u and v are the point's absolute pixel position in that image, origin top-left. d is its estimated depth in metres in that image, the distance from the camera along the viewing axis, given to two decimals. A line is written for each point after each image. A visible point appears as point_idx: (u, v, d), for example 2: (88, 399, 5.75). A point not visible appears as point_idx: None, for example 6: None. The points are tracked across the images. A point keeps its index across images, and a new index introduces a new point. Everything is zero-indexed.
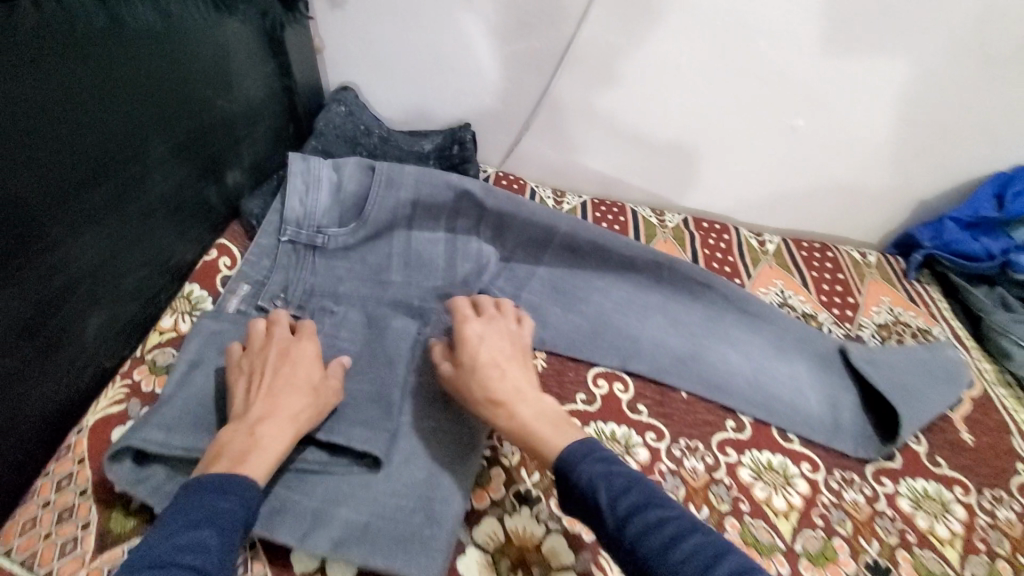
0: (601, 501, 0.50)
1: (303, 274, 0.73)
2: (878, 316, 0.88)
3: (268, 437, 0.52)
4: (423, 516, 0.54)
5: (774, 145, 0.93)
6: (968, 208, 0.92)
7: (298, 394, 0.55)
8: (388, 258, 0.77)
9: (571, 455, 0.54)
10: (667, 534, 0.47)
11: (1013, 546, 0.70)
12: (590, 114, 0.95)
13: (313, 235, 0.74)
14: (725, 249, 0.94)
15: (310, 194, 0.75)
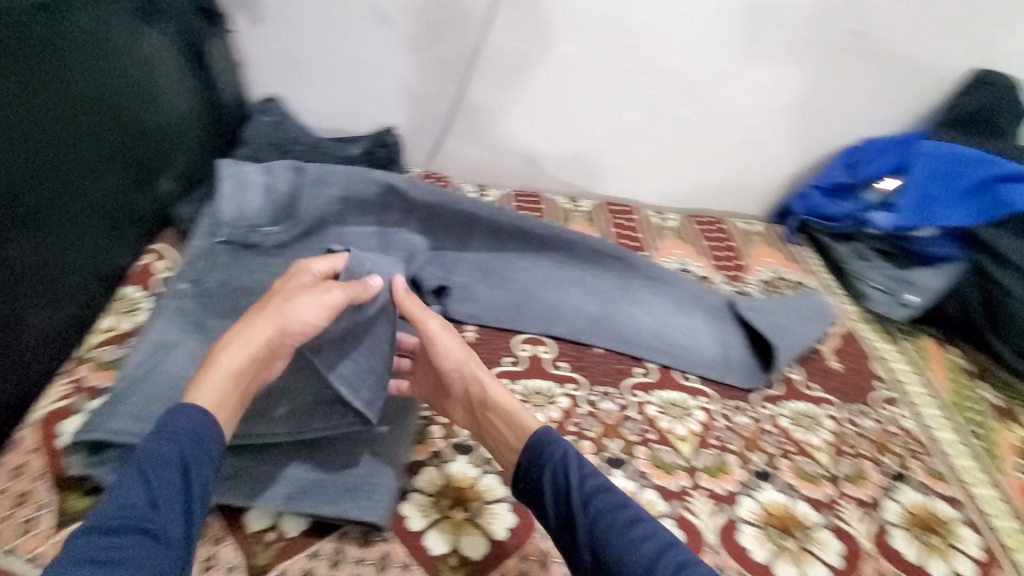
0: (572, 479, 0.60)
1: (238, 270, 0.81)
2: (763, 274, 1.04)
3: (215, 385, 0.58)
4: (365, 468, 0.64)
5: (662, 130, 1.11)
6: (825, 178, 1.09)
7: (252, 353, 0.60)
8: (322, 252, 0.86)
9: (541, 436, 0.63)
10: (625, 517, 0.57)
11: (875, 447, 0.76)
12: (501, 114, 1.10)
13: (247, 233, 0.83)
14: (632, 228, 1.10)
15: (242, 195, 0.84)
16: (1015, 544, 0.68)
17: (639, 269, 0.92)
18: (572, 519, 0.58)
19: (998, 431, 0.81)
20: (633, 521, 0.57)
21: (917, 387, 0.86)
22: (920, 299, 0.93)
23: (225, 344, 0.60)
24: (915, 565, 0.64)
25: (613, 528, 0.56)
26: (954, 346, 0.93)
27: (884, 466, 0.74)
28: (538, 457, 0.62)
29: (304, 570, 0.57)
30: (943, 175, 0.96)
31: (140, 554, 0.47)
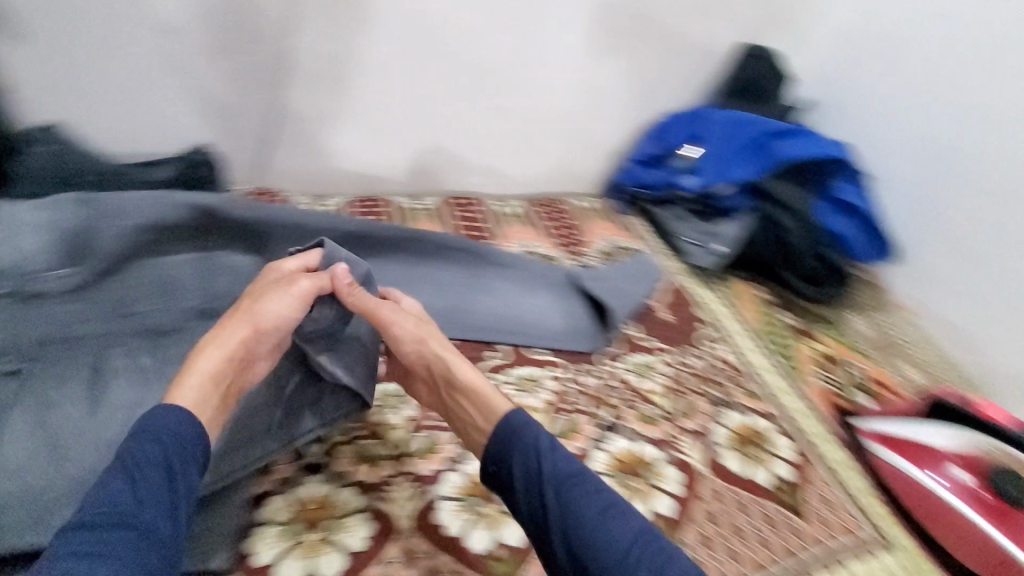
0: (544, 466, 0.59)
1: (19, 325, 0.70)
2: (601, 246, 1.12)
3: (193, 390, 0.58)
4: (199, 514, 0.58)
5: (490, 121, 1.16)
6: (641, 153, 1.22)
7: (227, 356, 0.61)
8: (131, 290, 0.77)
9: (512, 420, 0.62)
10: (598, 505, 0.57)
11: (702, 381, 0.86)
12: (328, 119, 1.07)
13: (25, 281, 0.71)
14: (478, 220, 1.12)
15: (19, 239, 0.72)
16: (818, 440, 0.79)
17: (485, 257, 0.94)
18: (545, 508, 0.57)
19: (798, 349, 0.94)
20: (606, 510, 0.57)
21: (733, 322, 0.98)
22: (727, 248, 1.05)
23: (201, 350, 0.62)
24: (741, 476, 0.73)
25: (586, 514, 0.56)
26: (760, 284, 1.06)
27: (711, 396, 0.84)
28: (513, 443, 0.61)
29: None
30: (729, 136, 1.12)
31: (124, 552, 0.47)
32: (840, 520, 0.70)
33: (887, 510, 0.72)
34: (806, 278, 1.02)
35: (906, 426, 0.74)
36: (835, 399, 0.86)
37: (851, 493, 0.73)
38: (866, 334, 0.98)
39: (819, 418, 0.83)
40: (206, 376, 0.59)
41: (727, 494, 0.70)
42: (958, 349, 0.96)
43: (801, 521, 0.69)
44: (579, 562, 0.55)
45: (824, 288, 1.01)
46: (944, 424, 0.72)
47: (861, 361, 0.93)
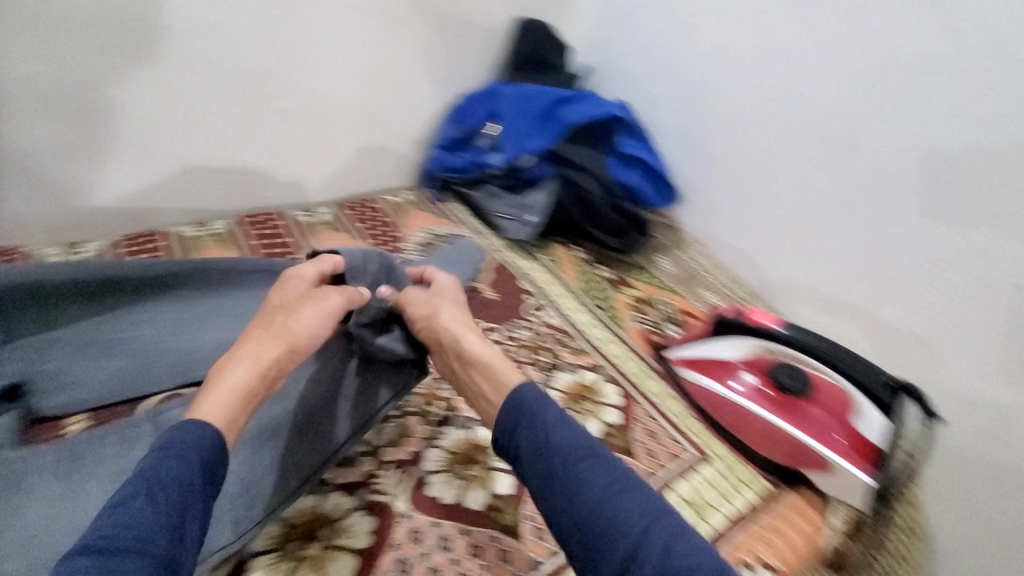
0: (552, 439, 0.55)
1: None
2: (419, 238, 1.08)
3: (255, 359, 0.57)
4: None
5: (276, 129, 1.06)
6: (444, 137, 1.20)
7: (281, 325, 0.61)
8: None
9: (527, 392, 0.59)
10: (609, 481, 0.52)
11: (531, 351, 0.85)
12: (67, 155, 0.88)
13: None
14: (279, 234, 1.03)
15: None
16: (640, 379, 0.84)
17: (286, 274, 0.87)
18: (550, 481, 0.53)
19: (614, 298, 1.00)
20: (616, 487, 0.52)
21: (556, 287, 1.01)
22: (537, 218, 1.07)
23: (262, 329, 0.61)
24: None
25: (593, 489, 0.51)
26: (576, 246, 1.11)
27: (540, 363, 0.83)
28: (523, 414, 0.57)
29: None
30: (521, 109, 1.11)
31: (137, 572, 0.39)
32: (668, 448, 0.73)
33: (703, 426, 0.78)
34: (612, 233, 1.08)
35: (700, 346, 0.79)
36: (651, 337, 0.93)
37: (672, 420, 0.78)
38: (668, 271, 1.08)
39: (639, 358, 0.88)
40: (315, 330, 0.62)
41: None
42: (743, 270, 1.08)
43: (634, 460, 0.69)
44: (584, 540, 0.50)
45: (629, 239, 1.07)
46: (727, 336, 0.77)
47: (669, 297, 1.02)
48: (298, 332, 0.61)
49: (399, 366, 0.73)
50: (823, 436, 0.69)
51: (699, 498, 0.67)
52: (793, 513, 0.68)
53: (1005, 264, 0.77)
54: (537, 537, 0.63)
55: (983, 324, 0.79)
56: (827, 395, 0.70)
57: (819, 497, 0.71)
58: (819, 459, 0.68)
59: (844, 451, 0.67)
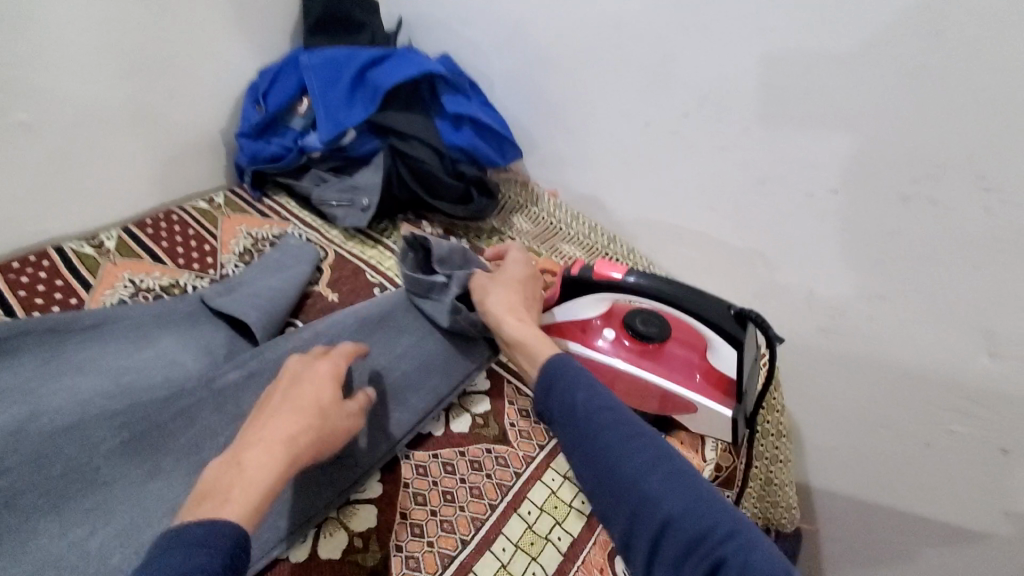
0: (579, 399, 0.53)
1: None
2: (236, 246, 0.93)
3: (284, 450, 0.48)
4: None
5: (17, 148, 0.82)
6: (245, 122, 1.02)
7: (307, 413, 0.51)
8: None
9: (556, 363, 0.56)
10: (630, 432, 0.50)
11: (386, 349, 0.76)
12: None
13: None
14: (48, 276, 0.83)
15: None
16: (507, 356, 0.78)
17: (65, 330, 0.72)
18: (573, 437, 0.52)
19: None
20: (635, 438, 0.49)
21: None
22: (372, 199, 0.96)
23: (279, 408, 0.51)
24: (443, 435, 0.67)
25: (609, 442, 0.49)
26: (424, 221, 1.03)
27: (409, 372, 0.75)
28: (548, 372, 0.56)
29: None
30: (327, 79, 0.96)
31: None
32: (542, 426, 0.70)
33: None
34: (457, 201, 0.98)
35: (557, 311, 0.74)
36: None
37: None
38: (526, 230, 1.03)
39: None
40: (343, 431, 0.53)
41: (431, 463, 0.64)
42: (597, 215, 1.05)
43: (507, 448, 0.67)
44: (602, 489, 0.49)
45: (478, 204, 0.98)
46: (579, 297, 0.72)
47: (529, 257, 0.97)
48: (324, 427, 0.52)
49: (222, 421, 0.65)
50: (684, 376, 0.68)
51: None
52: None
53: (823, 171, 0.78)
54: (407, 569, 0.55)
55: (813, 231, 0.81)
56: (682, 333, 0.70)
57: (694, 437, 0.70)
58: (684, 401, 0.67)
59: (706, 392, 0.66)
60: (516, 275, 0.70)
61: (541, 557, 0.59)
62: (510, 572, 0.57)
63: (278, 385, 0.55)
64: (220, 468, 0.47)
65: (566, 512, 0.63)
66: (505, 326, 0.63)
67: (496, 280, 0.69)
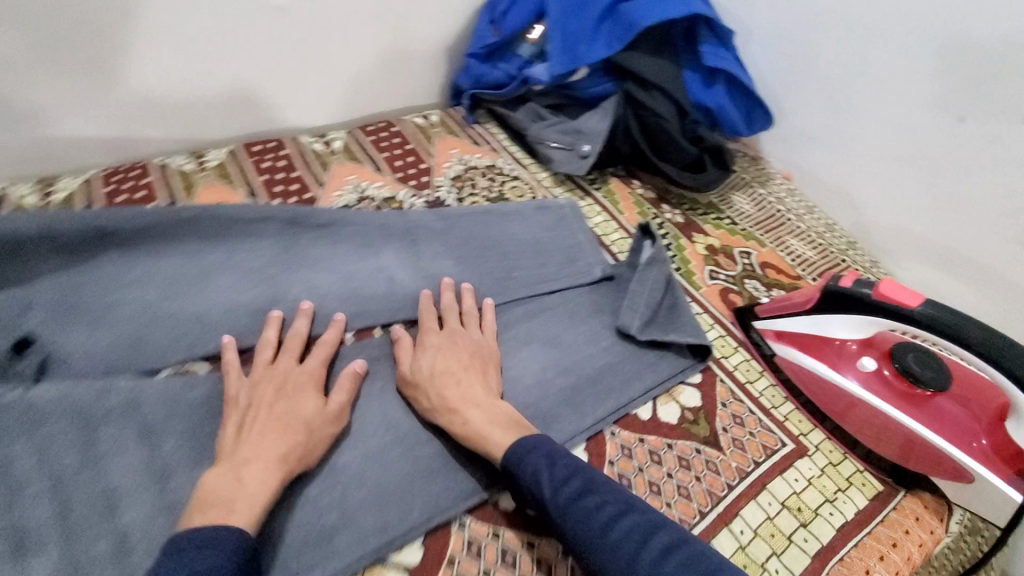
0: (544, 492, 0.51)
1: None
2: (449, 170, 0.92)
3: (479, 376, 0.62)
4: None
5: (274, 35, 0.85)
6: (477, 42, 0.97)
7: (293, 429, 0.55)
8: None
9: (522, 444, 0.55)
10: (605, 515, 0.49)
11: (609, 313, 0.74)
12: (17, 72, 0.70)
13: None
14: (286, 166, 0.87)
15: None
16: (721, 352, 0.72)
17: (302, 223, 0.75)
18: (561, 529, 0.50)
19: (684, 246, 0.85)
20: (614, 520, 0.49)
21: (616, 235, 0.87)
22: (594, 146, 0.90)
23: (457, 347, 0.64)
24: (651, 421, 0.64)
25: (595, 533, 0.49)
26: (636, 180, 0.95)
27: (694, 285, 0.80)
28: (522, 468, 0.53)
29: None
30: (575, 7, 0.88)
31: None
32: (758, 439, 0.64)
33: (797, 411, 0.67)
34: (685, 167, 0.90)
35: (803, 321, 0.66)
36: (731, 297, 0.80)
37: (762, 406, 0.67)
38: (747, 212, 0.92)
39: (718, 323, 0.75)
40: (330, 437, 0.57)
41: (637, 446, 0.62)
42: (841, 212, 0.91)
43: (719, 454, 0.62)
44: None
45: (708, 175, 0.89)
46: (842, 312, 0.63)
47: (750, 245, 0.87)
48: (310, 440, 0.55)
49: None
50: (948, 428, 0.58)
51: (799, 503, 0.59)
52: (909, 519, 0.59)
53: None
54: None
55: None
56: (965, 386, 0.60)
57: (940, 501, 0.60)
58: (940, 453, 0.58)
59: (990, 460, 0.56)
60: (435, 367, 0.62)
61: None
62: None
63: (261, 393, 0.58)
64: (218, 480, 0.50)
65: (786, 545, 0.56)
66: (461, 425, 0.58)
67: (423, 381, 0.61)
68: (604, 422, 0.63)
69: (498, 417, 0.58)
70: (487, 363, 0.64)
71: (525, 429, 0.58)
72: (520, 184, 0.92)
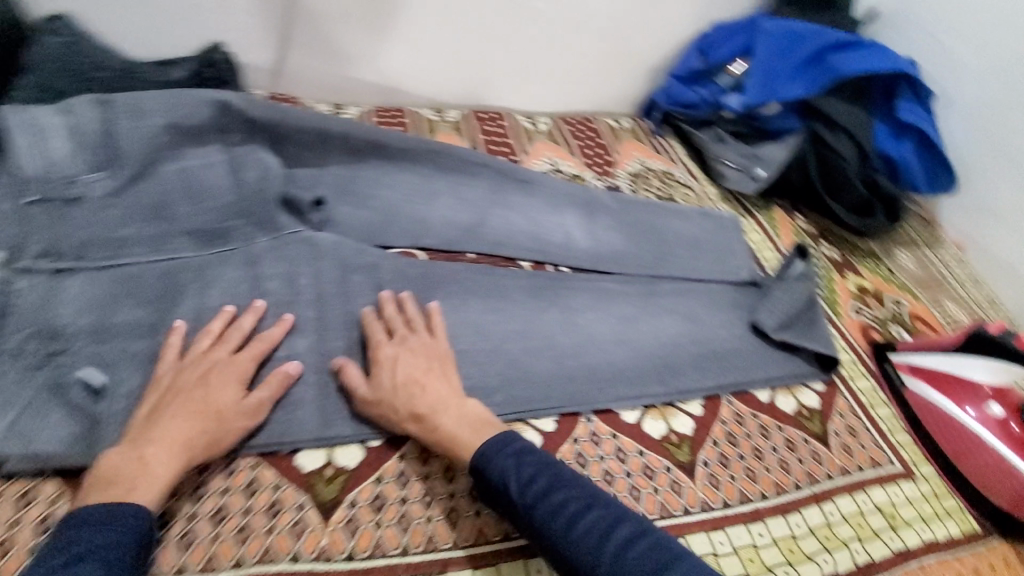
0: (512, 490, 0.57)
1: (68, 229, 0.69)
2: (630, 167, 1.06)
3: (441, 378, 0.65)
4: None
5: (523, 29, 1.07)
6: (683, 67, 1.10)
7: (205, 416, 0.57)
8: (164, 193, 0.73)
9: (488, 446, 0.59)
10: (568, 512, 0.54)
11: (748, 312, 0.82)
12: (350, 20, 0.98)
13: (65, 186, 0.69)
14: (502, 133, 1.07)
15: (43, 143, 0.69)
16: (849, 375, 0.79)
17: (505, 175, 0.89)
18: (528, 522, 0.56)
19: (836, 279, 0.90)
20: (577, 516, 0.54)
21: (770, 253, 0.95)
22: (769, 173, 0.99)
23: (414, 353, 0.65)
24: (767, 404, 0.73)
25: (559, 524, 0.54)
26: (799, 214, 1.02)
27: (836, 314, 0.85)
28: (490, 467, 0.58)
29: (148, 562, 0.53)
30: (782, 49, 0.98)
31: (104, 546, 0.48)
32: (865, 452, 0.72)
33: (911, 443, 0.74)
34: (854, 208, 0.99)
35: (940, 359, 0.76)
36: (870, 333, 0.84)
37: (877, 428, 0.74)
38: (905, 269, 0.97)
39: (852, 351, 0.81)
40: (243, 428, 0.60)
41: (749, 418, 0.71)
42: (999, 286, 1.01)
43: (826, 450, 0.70)
44: None
45: (874, 220, 0.98)
46: (976, 356, 0.73)
47: (902, 296, 0.91)
48: (221, 430, 0.58)
49: (596, 304, 0.78)
50: None
51: (891, 510, 0.68)
52: (998, 560, 0.68)
53: None
54: (710, 482, 0.65)
55: None
56: None
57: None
58: None
59: None
60: (398, 378, 0.63)
61: (800, 565, 0.61)
62: (798, 545, 0.63)
63: (185, 377, 0.60)
64: (121, 458, 0.54)
65: (870, 535, 0.65)
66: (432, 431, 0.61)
67: (387, 394, 0.62)
68: (724, 389, 0.73)
69: (465, 418, 0.62)
70: (450, 366, 0.66)
71: (495, 425, 0.63)
72: (690, 191, 1.02)
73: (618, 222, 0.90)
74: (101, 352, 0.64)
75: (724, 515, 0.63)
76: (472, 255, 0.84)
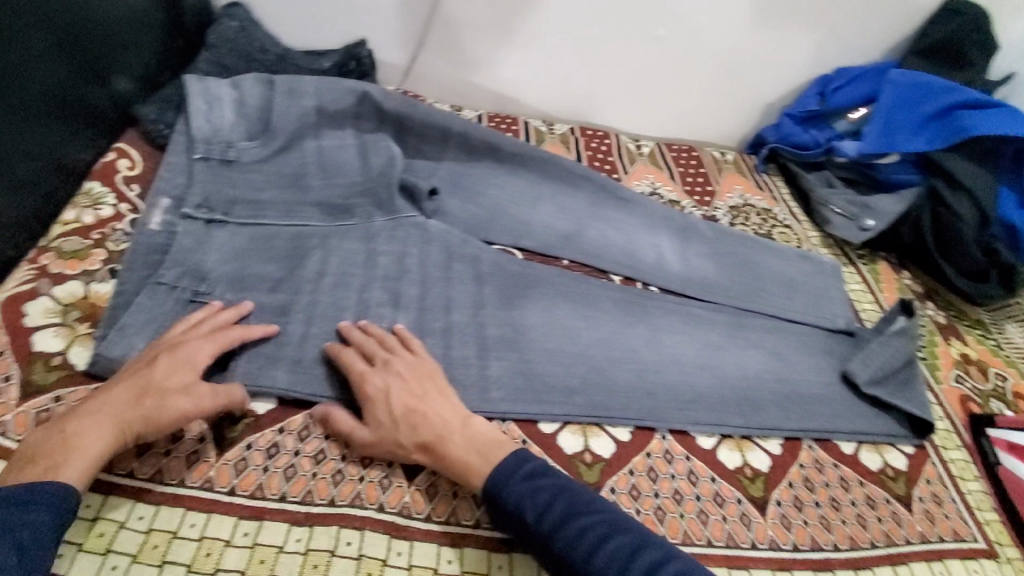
0: (529, 518, 0.56)
1: (221, 187, 0.77)
2: (730, 199, 1.06)
3: (435, 395, 0.64)
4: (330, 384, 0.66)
5: (641, 53, 1.10)
6: (799, 106, 1.09)
7: (148, 396, 0.56)
8: (302, 165, 0.81)
9: (499, 474, 0.58)
10: (589, 541, 0.53)
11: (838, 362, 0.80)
12: (481, 30, 1.05)
13: (225, 150, 0.79)
14: (606, 151, 1.10)
15: (213, 112, 0.79)
16: (943, 444, 0.75)
17: (607, 190, 0.92)
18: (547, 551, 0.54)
19: (937, 344, 0.86)
20: (601, 540, 0.53)
21: (869, 305, 0.92)
22: (879, 224, 0.96)
23: (402, 375, 0.64)
24: (849, 456, 0.71)
25: (580, 553, 0.53)
26: (905, 271, 0.98)
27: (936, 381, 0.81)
28: (504, 494, 0.57)
29: (257, 485, 0.59)
30: (909, 101, 0.96)
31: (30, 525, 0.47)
32: (949, 524, 0.68)
33: (1004, 525, 0.69)
34: (965, 273, 0.93)
35: None
36: (970, 405, 0.79)
37: (969, 503, 0.70)
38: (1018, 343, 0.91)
39: (949, 420, 0.78)
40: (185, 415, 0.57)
41: (828, 467, 0.70)
42: None
43: (907, 513, 0.68)
44: None
45: (988, 288, 0.92)
46: None
47: (1011, 371, 0.85)
48: (159, 413, 0.56)
49: (682, 327, 0.78)
50: None
51: None
52: None
53: None
54: (780, 522, 0.64)
55: None
56: None
57: None
58: None
59: None
60: (395, 412, 0.61)
61: None
62: None
63: (143, 358, 0.59)
64: (51, 431, 0.53)
65: None
66: (443, 458, 0.60)
67: (389, 429, 0.61)
68: (806, 434, 0.72)
69: (472, 437, 0.61)
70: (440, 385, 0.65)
71: (502, 444, 0.61)
72: (789, 232, 1.01)
73: (714, 251, 0.90)
74: (237, 298, 0.71)
75: (790, 558, 0.62)
76: (566, 261, 0.87)
